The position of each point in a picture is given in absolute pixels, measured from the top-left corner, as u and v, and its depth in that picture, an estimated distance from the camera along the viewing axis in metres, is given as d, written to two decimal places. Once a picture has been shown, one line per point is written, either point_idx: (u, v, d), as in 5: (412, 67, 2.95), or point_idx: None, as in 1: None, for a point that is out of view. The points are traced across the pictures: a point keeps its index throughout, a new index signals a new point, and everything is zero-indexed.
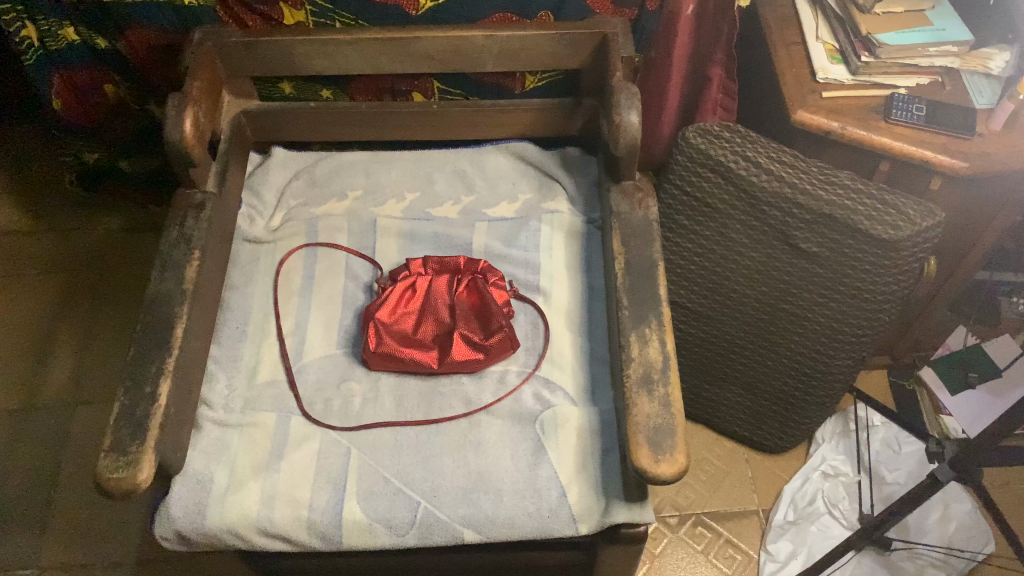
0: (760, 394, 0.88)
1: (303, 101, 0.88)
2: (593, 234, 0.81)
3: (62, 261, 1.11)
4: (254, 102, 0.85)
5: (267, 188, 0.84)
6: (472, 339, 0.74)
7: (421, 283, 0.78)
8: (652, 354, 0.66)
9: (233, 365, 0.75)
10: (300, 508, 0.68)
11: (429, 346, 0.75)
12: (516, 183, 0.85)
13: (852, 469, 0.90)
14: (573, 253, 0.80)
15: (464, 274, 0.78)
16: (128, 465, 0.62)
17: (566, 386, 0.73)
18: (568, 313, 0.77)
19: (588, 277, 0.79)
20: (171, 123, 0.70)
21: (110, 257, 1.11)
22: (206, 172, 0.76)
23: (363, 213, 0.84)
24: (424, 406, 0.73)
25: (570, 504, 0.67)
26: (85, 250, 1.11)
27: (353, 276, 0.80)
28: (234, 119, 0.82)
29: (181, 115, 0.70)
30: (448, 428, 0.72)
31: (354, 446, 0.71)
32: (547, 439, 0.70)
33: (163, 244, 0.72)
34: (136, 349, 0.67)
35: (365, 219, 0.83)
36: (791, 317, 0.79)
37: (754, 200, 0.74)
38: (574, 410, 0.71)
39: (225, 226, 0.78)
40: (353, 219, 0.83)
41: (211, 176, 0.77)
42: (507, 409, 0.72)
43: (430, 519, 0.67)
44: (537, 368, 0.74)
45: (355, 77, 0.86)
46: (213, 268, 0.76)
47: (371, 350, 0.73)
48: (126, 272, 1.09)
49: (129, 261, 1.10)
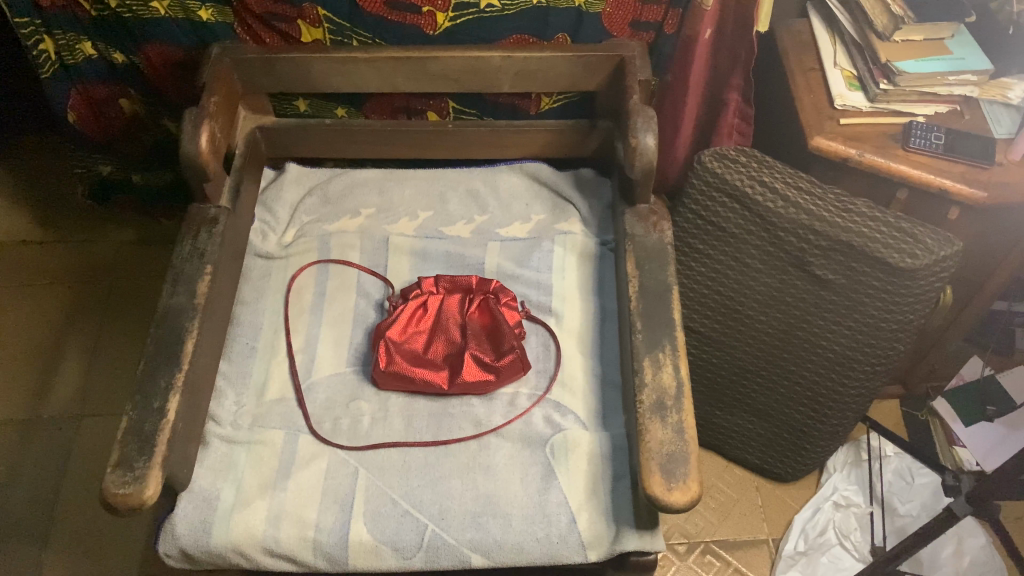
0: (771, 422, 0.87)
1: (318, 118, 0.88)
2: (606, 256, 0.80)
3: (73, 272, 1.11)
4: (270, 118, 0.85)
5: (280, 204, 0.84)
6: (483, 360, 0.73)
7: (432, 303, 0.77)
8: (666, 379, 0.65)
9: (241, 381, 0.75)
10: (306, 528, 0.67)
11: (440, 366, 0.74)
12: (530, 204, 0.84)
13: (863, 500, 0.89)
14: (585, 276, 0.79)
15: (477, 293, 0.77)
16: (135, 481, 0.61)
17: (578, 409, 0.72)
18: (580, 336, 0.76)
19: (600, 299, 0.78)
20: (188, 137, 0.70)
21: (121, 268, 1.11)
22: (220, 188, 0.76)
23: (376, 231, 0.83)
24: (433, 427, 0.72)
25: (580, 530, 0.66)
26: (98, 262, 1.12)
27: (364, 294, 0.80)
28: (250, 135, 0.82)
29: (197, 130, 0.70)
30: (457, 450, 0.71)
31: (362, 467, 0.70)
32: (558, 464, 0.69)
33: (175, 258, 0.72)
34: (146, 363, 0.67)
35: (378, 237, 0.83)
36: (804, 344, 0.78)
37: (770, 225, 0.73)
38: (586, 436, 0.71)
39: (237, 241, 0.78)
40: (366, 237, 0.83)
41: (225, 192, 0.77)
42: (518, 431, 0.71)
43: (438, 542, 0.66)
44: (548, 391, 0.73)
45: (371, 95, 0.86)
46: (225, 283, 0.75)
47: (381, 369, 0.72)
48: (137, 283, 1.09)
49: (140, 273, 1.10)
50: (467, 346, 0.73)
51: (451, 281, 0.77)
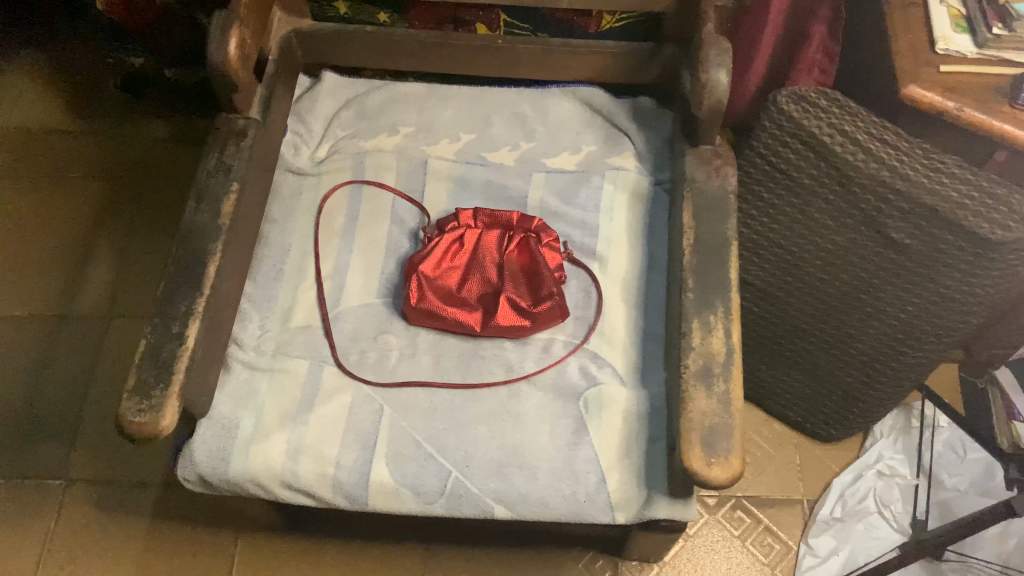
0: (817, 381, 0.82)
1: (357, 24, 0.81)
2: (659, 198, 0.74)
3: (104, 168, 1.07)
4: (308, 22, 0.79)
5: (314, 116, 0.79)
6: (519, 305, 0.68)
7: (470, 238, 0.72)
8: (716, 344, 0.61)
9: (267, 305, 0.71)
10: (326, 465, 0.65)
11: (474, 306, 0.70)
12: (581, 133, 0.78)
13: (908, 470, 0.85)
14: (635, 218, 0.73)
15: (517, 230, 0.72)
16: (151, 409, 0.59)
17: (616, 363, 0.68)
18: (624, 284, 0.71)
19: (649, 245, 0.72)
20: (215, 42, 0.64)
21: (153, 165, 1.07)
22: (250, 98, 0.71)
23: (414, 152, 0.78)
24: (463, 368, 0.69)
25: (609, 490, 0.63)
26: (129, 158, 1.08)
27: (398, 222, 0.75)
28: (284, 40, 0.77)
29: (225, 35, 0.64)
30: (485, 395, 0.68)
31: (387, 405, 0.67)
32: (590, 419, 0.66)
33: (201, 171, 0.68)
34: (166, 285, 0.64)
35: (416, 160, 0.77)
36: (867, 308, 0.73)
37: (846, 180, 0.66)
38: (623, 394, 0.67)
39: (267, 156, 0.73)
40: (403, 159, 0.77)
41: (256, 101, 0.72)
42: (551, 380, 0.68)
43: (460, 490, 0.64)
44: (585, 340, 0.69)
45: (416, 2, 0.79)
46: (254, 205, 0.71)
47: (412, 304, 0.69)
48: (169, 183, 1.06)
49: (172, 173, 1.06)
50: (503, 287, 0.69)
51: (491, 216, 0.72)
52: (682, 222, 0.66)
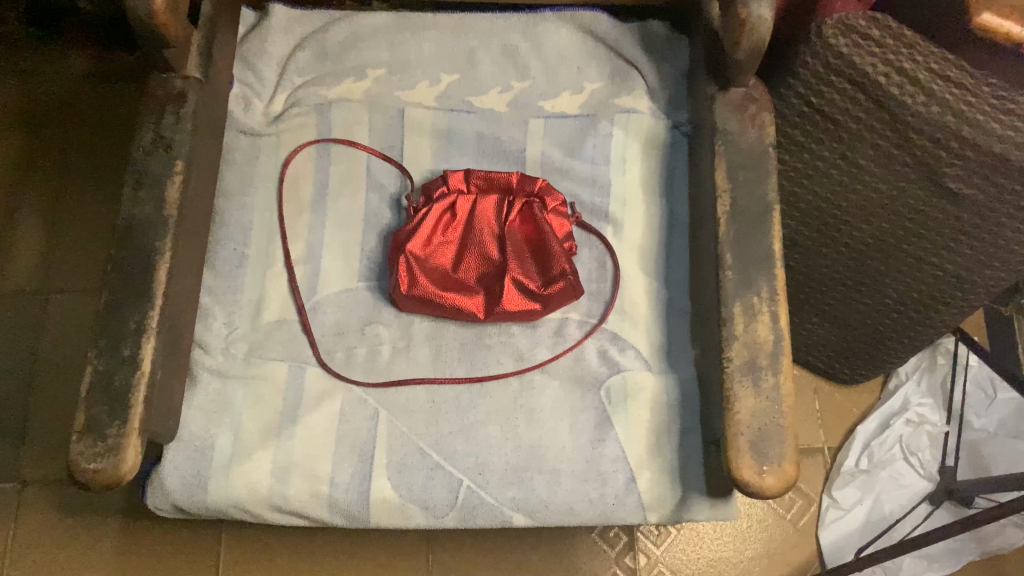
0: (842, 328, 0.74)
1: None
2: (679, 144, 0.64)
3: (17, 116, 0.92)
4: None
5: (266, 62, 0.66)
6: (527, 286, 0.59)
7: (461, 205, 0.62)
8: (761, 332, 0.52)
9: (231, 298, 0.61)
10: (320, 483, 0.57)
11: (474, 287, 0.60)
12: (583, 69, 0.67)
13: (937, 415, 0.77)
14: (651, 171, 0.64)
15: (517, 194, 0.62)
16: (109, 454, 0.51)
17: (639, 344, 0.60)
18: (643, 250, 0.62)
19: (669, 203, 0.63)
20: None
21: (76, 110, 0.92)
22: (187, 52, 0.58)
23: (388, 100, 0.66)
24: (466, 360, 0.60)
25: (641, 491, 0.56)
26: (46, 102, 0.92)
27: (377, 188, 0.65)
28: None
29: None
30: (494, 390, 0.59)
31: (383, 409, 0.59)
32: (615, 411, 0.58)
33: (135, 150, 0.56)
34: (109, 297, 0.53)
35: (391, 110, 0.66)
36: (913, 259, 0.65)
37: (900, 125, 0.56)
38: (653, 382, 0.58)
39: (214, 119, 0.61)
40: (375, 111, 0.66)
41: (195, 54, 0.59)
42: (567, 369, 0.60)
43: (473, 501, 0.57)
44: (604, 321, 0.60)
45: None
46: (205, 181, 0.60)
47: (403, 292, 0.59)
48: (99, 132, 0.92)
49: (100, 119, 0.92)
50: (507, 266, 0.59)
51: (485, 178, 0.61)
52: (714, 183, 0.56)
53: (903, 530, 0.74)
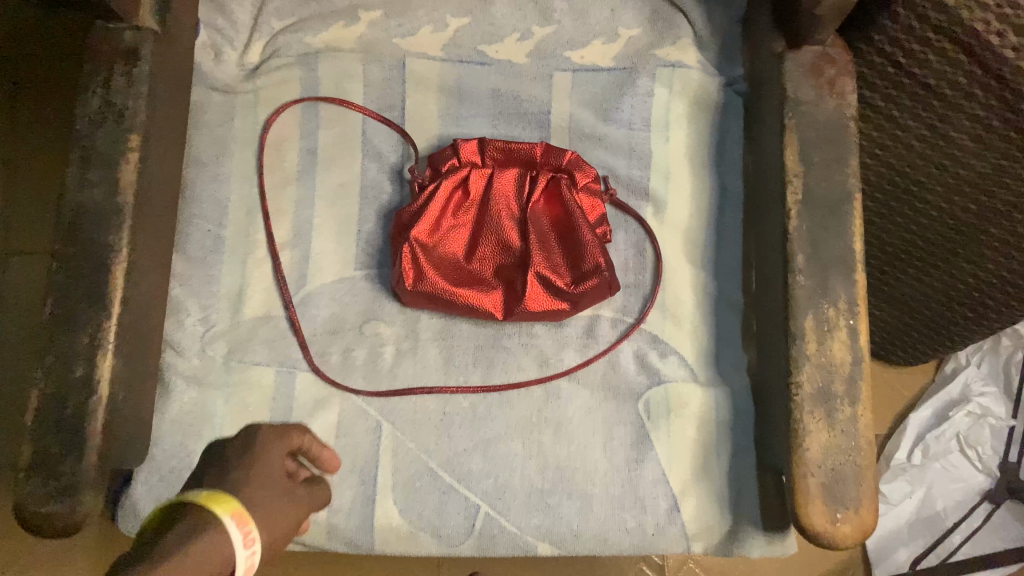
0: (903, 309, 0.66)
1: None
2: (733, 105, 0.54)
3: None
4: None
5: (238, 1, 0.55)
6: (553, 282, 0.50)
7: (475, 181, 0.52)
8: (836, 353, 0.44)
9: (206, 290, 0.52)
10: (316, 508, 0.50)
11: (491, 280, 0.52)
12: (618, 11, 0.56)
13: (998, 404, 0.70)
14: (699, 138, 0.54)
15: (541, 170, 0.52)
16: (59, 495, 0.42)
17: (682, 349, 0.52)
18: (688, 233, 0.53)
19: (721, 175, 0.53)
20: None
21: None
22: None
23: (385, 49, 0.56)
24: (482, 364, 0.52)
25: (684, 520, 0.49)
26: None
27: (375, 156, 0.55)
28: None
29: None
30: (515, 400, 0.51)
31: (386, 422, 0.51)
32: (655, 427, 0.51)
33: (81, 119, 0.46)
34: (57, 302, 0.45)
35: (389, 62, 0.56)
36: (999, 238, 0.56)
37: (1009, 93, 0.47)
38: (699, 394, 0.51)
39: (177, 75, 0.51)
40: (371, 62, 0.56)
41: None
42: (599, 376, 0.52)
43: (493, 529, 0.50)
44: (642, 320, 0.52)
45: None
46: (165, 156, 0.50)
47: (408, 288, 0.50)
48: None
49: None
50: (530, 257, 0.50)
51: (503, 150, 0.51)
52: (780, 163, 0.47)
53: (956, 550, 0.68)
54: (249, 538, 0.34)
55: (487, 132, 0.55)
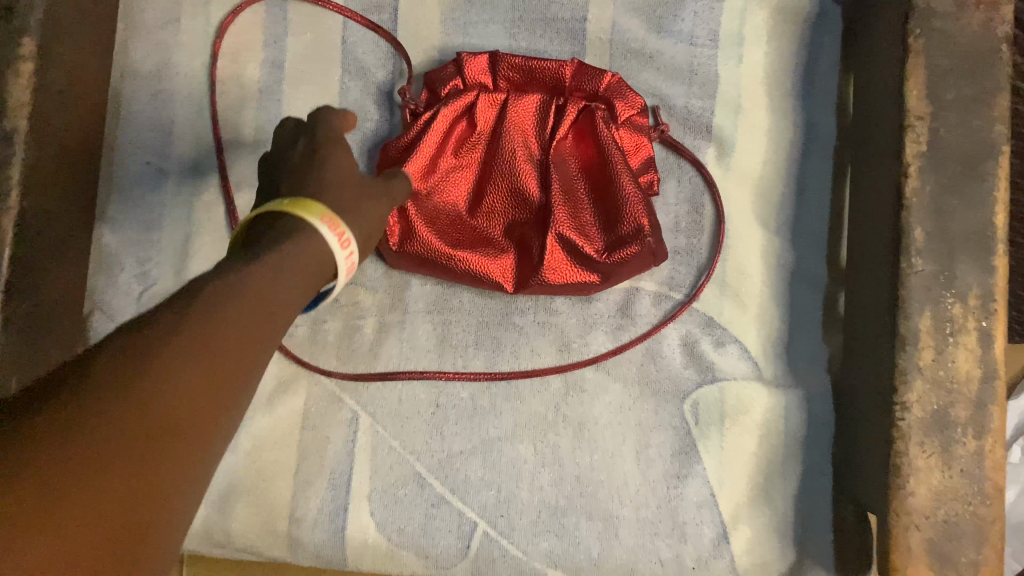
0: None
1: None
2: (828, 18, 0.42)
3: None
4: None
5: None
6: (582, 247, 0.39)
7: (483, 109, 0.40)
8: (960, 367, 0.33)
9: (144, 239, 0.41)
10: (275, 516, 0.40)
11: (500, 239, 0.40)
12: None
13: None
14: (783, 60, 0.42)
15: (569, 97, 0.40)
16: None
17: (744, 336, 0.40)
18: (761, 184, 0.41)
19: (808, 110, 0.42)
20: None
21: None
22: None
23: None
24: (485, 346, 0.41)
25: (736, 552, 0.39)
26: None
27: (358, 72, 0.42)
28: None
29: None
30: (526, 392, 0.41)
31: (363, 413, 0.41)
32: (704, 435, 0.40)
33: None
34: None
35: None
36: None
37: None
38: (764, 396, 0.40)
39: None
40: None
41: None
42: (635, 366, 0.40)
43: (493, 553, 0.39)
44: (694, 297, 0.41)
45: None
46: (76, 56, 0.38)
47: (394, 249, 0.39)
48: None
49: None
50: (552, 212, 0.38)
51: (520, 69, 0.39)
52: (898, 95, 0.35)
53: None
54: (346, 237, 0.26)
55: (502, 42, 0.42)
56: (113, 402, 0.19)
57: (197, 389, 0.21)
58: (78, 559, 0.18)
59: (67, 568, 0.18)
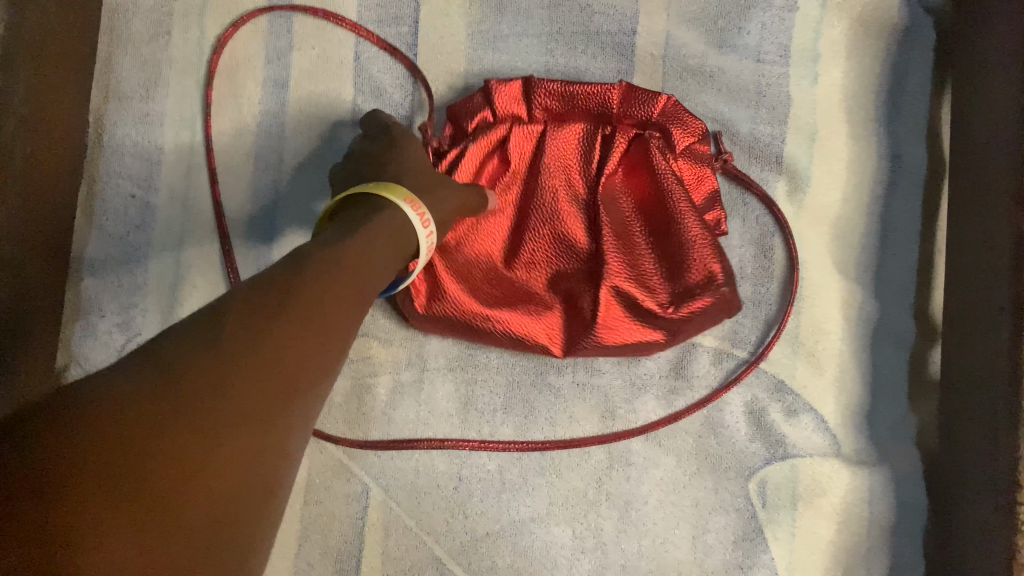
0: None
1: None
2: (918, 33, 0.36)
3: None
4: None
5: None
6: (641, 298, 0.33)
7: (516, 143, 0.34)
8: None
9: (126, 281, 0.36)
10: None
11: (542, 293, 0.34)
12: None
13: None
14: (865, 82, 0.36)
15: (617, 125, 0.34)
16: None
17: (821, 404, 0.35)
18: (840, 227, 0.36)
19: (894, 141, 0.36)
20: None
21: None
22: None
23: None
24: (516, 411, 0.35)
25: None
26: None
27: (371, 91, 0.37)
28: None
29: None
30: (564, 466, 0.35)
31: (374, 487, 0.35)
32: (771, 520, 0.34)
33: None
34: None
35: None
36: None
37: None
38: (844, 476, 0.34)
39: None
40: None
41: None
42: (692, 438, 0.35)
43: None
44: (762, 357, 0.35)
45: None
46: (39, 70, 0.33)
47: (419, 311, 0.34)
48: None
49: None
50: (604, 260, 0.33)
51: (560, 95, 0.34)
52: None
53: None
54: (428, 218, 0.28)
55: (540, 59, 0.37)
56: (258, 317, 0.21)
57: (323, 337, 0.22)
58: (238, 418, 0.19)
59: (232, 423, 0.19)
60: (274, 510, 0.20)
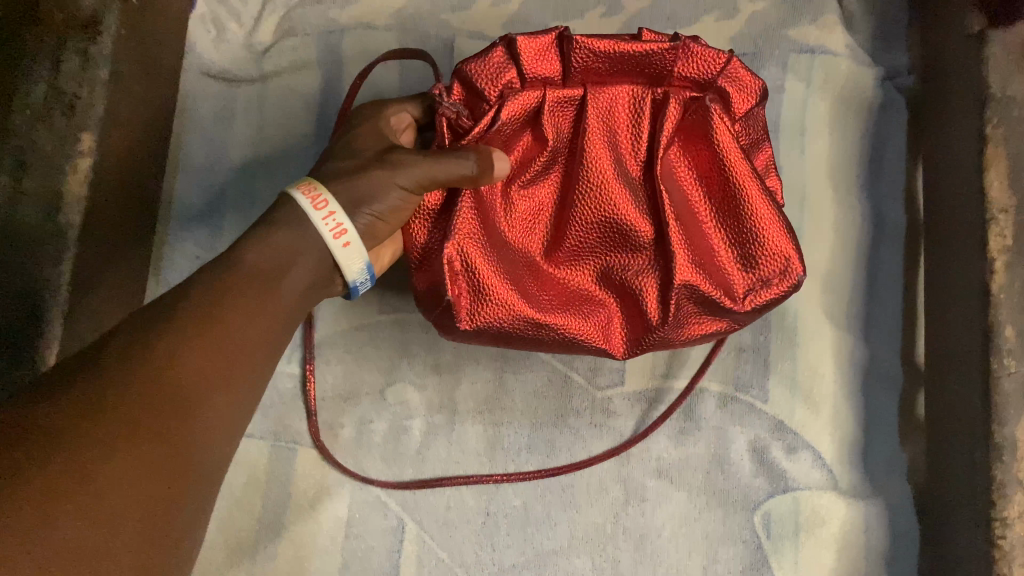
0: None
1: None
2: (891, 108, 0.41)
3: None
4: None
5: None
6: (710, 293, 0.35)
7: (551, 114, 0.35)
8: None
9: None
10: None
11: (594, 289, 0.36)
12: None
13: None
14: (847, 150, 0.41)
15: (671, 86, 0.35)
16: None
17: (818, 441, 0.38)
18: (831, 281, 0.40)
19: (875, 201, 0.40)
20: None
21: None
22: None
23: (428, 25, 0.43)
24: (538, 451, 0.39)
25: None
26: None
27: None
28: None
29: None
30: (583, 502, 0.38)
31: (409, 523, 0.38)
32: (777, 550, 0.37)
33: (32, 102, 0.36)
34: None
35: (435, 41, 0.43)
36: None
37: None
38: (840, 507, 0.37)
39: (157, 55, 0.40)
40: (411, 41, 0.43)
41: None
42: (700, 474, 0.38)
43: None
44: (761, 393, 0.39)
45: None
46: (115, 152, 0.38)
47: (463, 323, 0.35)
48: None
49: None
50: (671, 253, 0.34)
51: (602, 56, 0.34)
52: (980, 184, 0.33)
53: None
54: (323, 201, 0.30)
55: None
56: (172, 315, 0.25)
57: (230, 331, 0.26)
58: (153, 391, 0.23)
59: (148, 394, 0.23)
60: (201, 484, 0.24)
